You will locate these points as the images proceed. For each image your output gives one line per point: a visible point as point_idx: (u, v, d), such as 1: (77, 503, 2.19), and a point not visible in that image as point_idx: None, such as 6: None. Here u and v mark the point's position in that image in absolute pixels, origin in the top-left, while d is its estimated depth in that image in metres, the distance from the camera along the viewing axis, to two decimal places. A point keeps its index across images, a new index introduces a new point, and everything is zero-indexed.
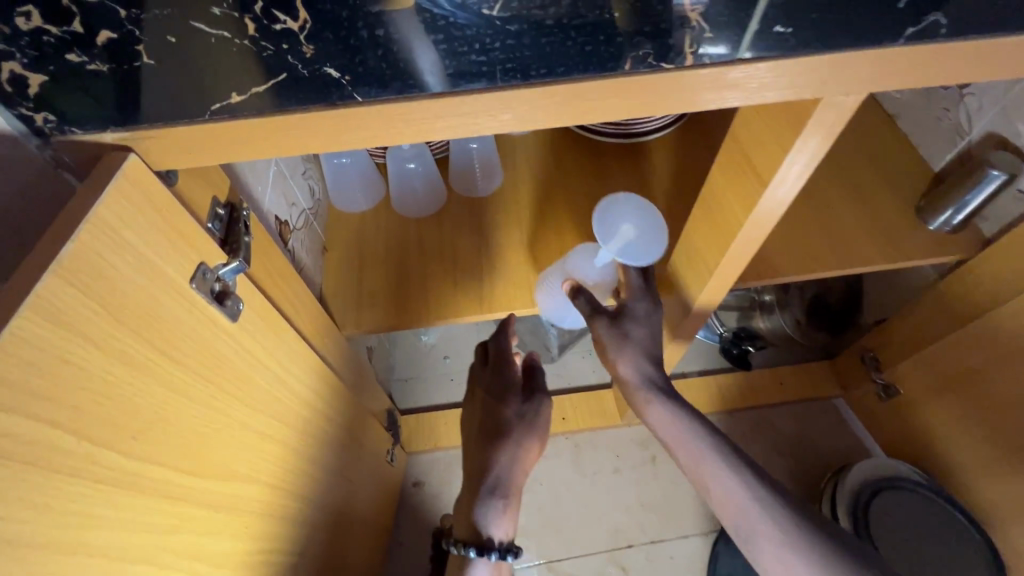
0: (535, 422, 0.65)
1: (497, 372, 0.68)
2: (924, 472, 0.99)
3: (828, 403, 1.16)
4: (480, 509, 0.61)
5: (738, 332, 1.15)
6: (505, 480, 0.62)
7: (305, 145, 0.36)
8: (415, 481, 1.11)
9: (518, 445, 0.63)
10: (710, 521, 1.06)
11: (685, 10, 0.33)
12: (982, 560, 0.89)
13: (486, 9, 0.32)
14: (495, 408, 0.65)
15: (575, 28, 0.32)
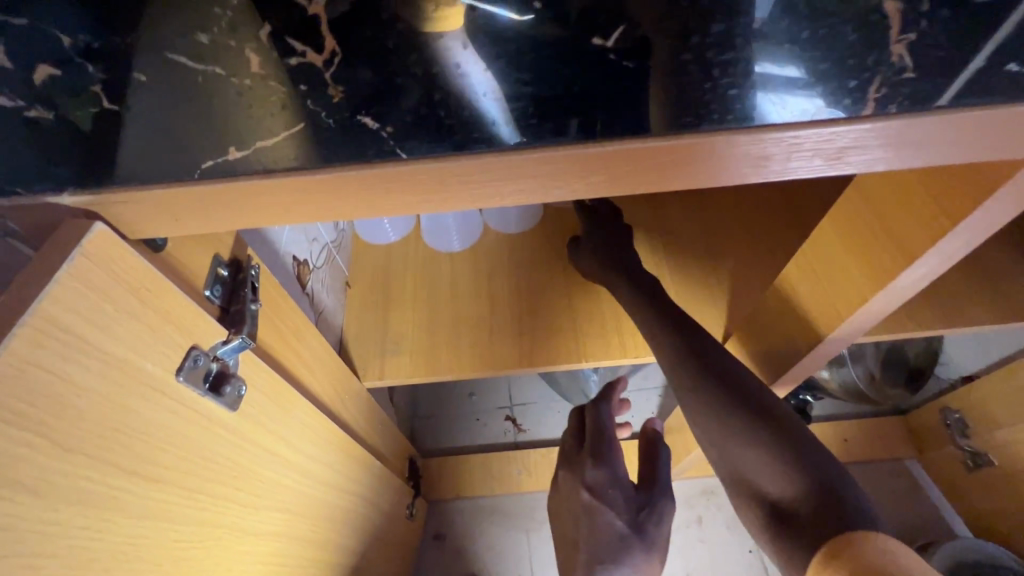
0: (654, 538, 0.57)
1: (598, 467, 0.60)
2: (1011, 551, 0.87)
3: (899, 464, 1.04)
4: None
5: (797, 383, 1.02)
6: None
7: (328, 210, 0.27)
8: (435, 532, 1.01)
9: (638, 572, 0.55)
10: None
11: (896, 43, 0.23)
12: None
13: (599, 39, 0.23)
14: (604, 518, 0.58)
15: (723, 67, 0.24)
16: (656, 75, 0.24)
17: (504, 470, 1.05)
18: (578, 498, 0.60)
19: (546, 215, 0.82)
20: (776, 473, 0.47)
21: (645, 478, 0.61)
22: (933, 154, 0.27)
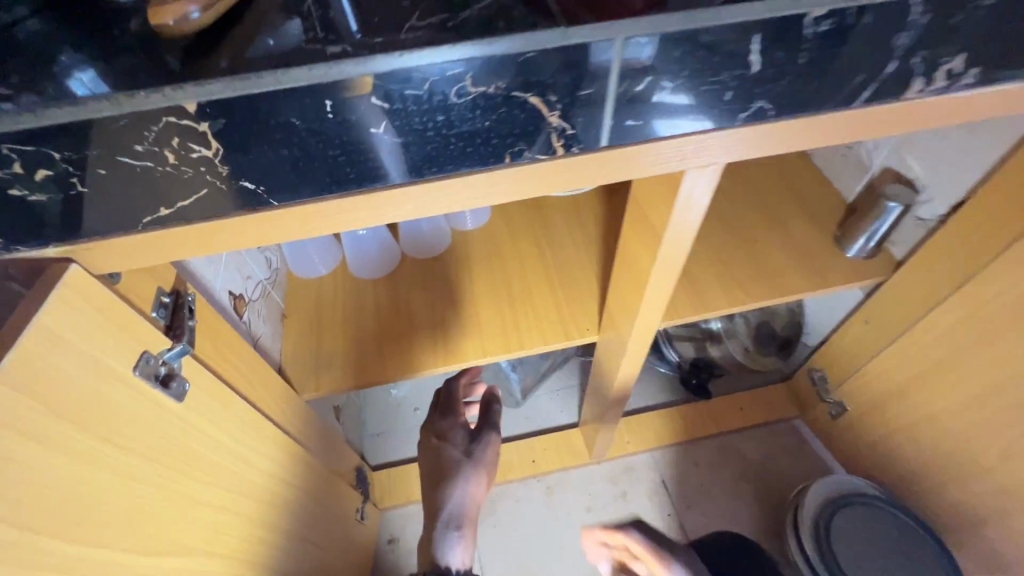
0: (482, 461, 0.77)
1: (444, 419, 0.81)
2: (878, 486, 1.02)
3: (787, 424, 1.20)
4: (436, 537, 0.73)
5: (695, 363, 1.17)
6: (453, 513, 0.74)
7: (232, 242, 0.42)
8: (389, 537, 1.11)
9: (466, 482, 0.76)
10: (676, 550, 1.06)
11: (552, 117, 0.37)
12: (938, 566, 0.90)
13: (375, 129, 0.36)
14: (446, 454, 0.78)
15: (456, 136, 0.37)
16: (419, 142, 0.37)
17: None
18: (428, 443, 0.80)
19: (454, 240, 0.97)
20: None
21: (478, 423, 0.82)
22: (624, 169, 0.43)
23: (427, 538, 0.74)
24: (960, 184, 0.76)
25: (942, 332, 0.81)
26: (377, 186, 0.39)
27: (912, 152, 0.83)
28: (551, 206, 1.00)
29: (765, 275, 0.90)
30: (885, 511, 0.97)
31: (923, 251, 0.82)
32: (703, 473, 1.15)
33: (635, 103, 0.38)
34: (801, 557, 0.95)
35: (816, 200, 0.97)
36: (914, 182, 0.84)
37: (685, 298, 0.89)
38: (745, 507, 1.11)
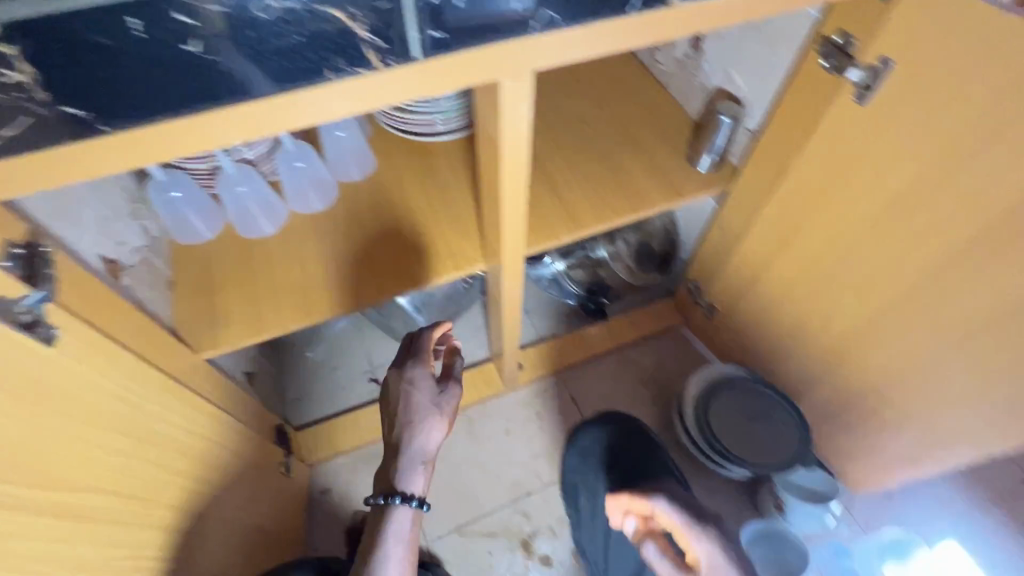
0: (448, 408, 0.85)
1: (415, 368, 0.85)
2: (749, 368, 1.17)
3: (675, 331, 1.34)
4: (400, 470, 0.81)
5: (589, 289, 1.32)
6: (420, 451, 0.82)
7: (72, 173, 0.45)
8: (322, 487, 1.15)
9: (435, 426, 0.83)
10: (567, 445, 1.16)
11: (360, 31, 0.42)
12: (789, 422, 1.08)
13: (190, 47, 0.40)
14: (415, 398, 0.83)
15: (272, 52, 0.42)
16: (237, 59, 0.41)
17: (372, 420, 1.21)
18: (397, 386, 0.85)
19: (342, 192, 1.00)
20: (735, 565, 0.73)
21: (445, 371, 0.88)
22: (443, 81, 0.49)
23: (391, 470, 0.81)
24: (770, 93, 0.89)
25: (769, 224, 0.95)
26: (206, 106, 0.43)
27: (736, 70, 0.94)
28: (435, 150, 1.04)
29: (628, 194, 1.00)
30: (751, 387, 1.12)
31: (753, 157, 0.95)
32: (605, 384, 1.28)
33: (435, 16, 0.43)
34: (687, 439, 1.13)
35: (670, 123, 1.08)
36: (738, 96, 0.96)
37: (562, 222, 0.98)
38: (641, 406, 1.26)
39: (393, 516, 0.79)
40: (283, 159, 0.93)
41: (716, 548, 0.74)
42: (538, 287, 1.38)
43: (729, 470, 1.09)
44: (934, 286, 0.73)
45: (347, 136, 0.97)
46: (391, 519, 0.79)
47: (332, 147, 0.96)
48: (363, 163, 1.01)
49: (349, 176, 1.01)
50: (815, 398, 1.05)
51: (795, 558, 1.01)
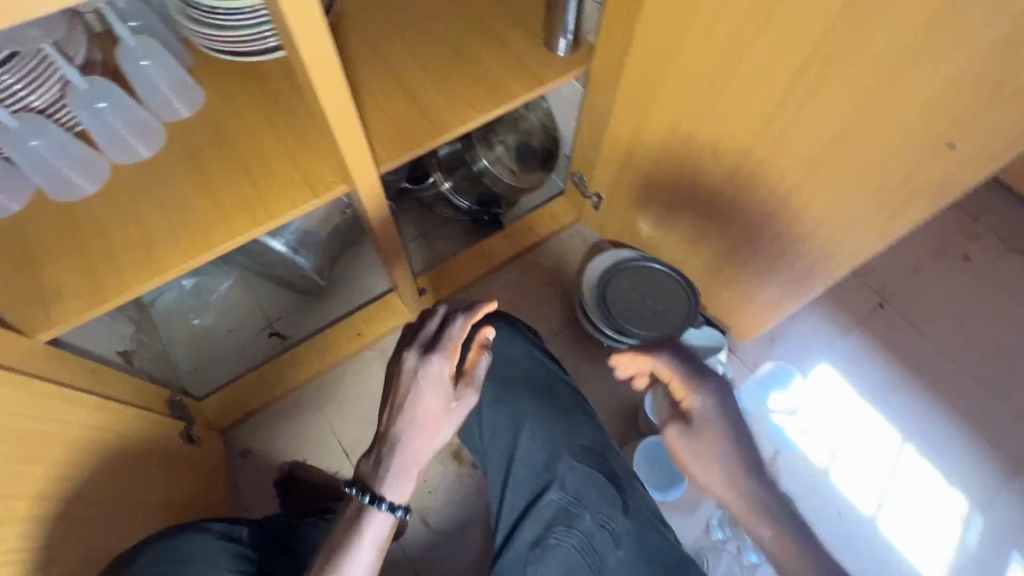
0: (457, 416, 0.75)
1: (435, 363, 0.73)
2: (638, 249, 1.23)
3: (571, 229, 1.36)
4: (388, 472, 0.70)
5: (481, 202, 1.27)
6: (414, 455, 0.72)
7: None
8: (242, 449, 1.12)
9: (442, 431, 0.73)
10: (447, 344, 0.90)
11: None
12: (680, 290, 1.15)
13: None
14: (428, 399, 0.72)
15: None
16: None
17: (280, 373, 1.16)
18: (406, 378, 0.73)
19: (171, 131, 0.88)
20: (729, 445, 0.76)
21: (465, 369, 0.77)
22: None
23: (376, 467, 0.71)
24: None
25: (629, 97, 0.95)
26: None
27: None
28: (271, 69, 0.93)
29: (487, 89, 0.95)
30: (643, 264, 1.19)
31: (604, 29, 0.93)
32: (512, 291, 1.30)
33: None
34: (592, 324, 1.17)
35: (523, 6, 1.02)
36: None
37: (423, 128, 0.92)
38: (550, 305, 1.29)
39: (370, 521, 0.69)
40: (79, 101, 0.79)
41: (713, 400, 0.80)
42: (435, 214, 1.35)
43: (631, 344, 1.15)
44: (773, 126, 0.76)
45: (154, 62, 0.84)
46: (370, 522, 0.69)
47: (141, 79, 0.84)
48: (187, 95, 0.88)
49: (178, 110, 0.88)
50: (699, 262, 1.12)
51: None
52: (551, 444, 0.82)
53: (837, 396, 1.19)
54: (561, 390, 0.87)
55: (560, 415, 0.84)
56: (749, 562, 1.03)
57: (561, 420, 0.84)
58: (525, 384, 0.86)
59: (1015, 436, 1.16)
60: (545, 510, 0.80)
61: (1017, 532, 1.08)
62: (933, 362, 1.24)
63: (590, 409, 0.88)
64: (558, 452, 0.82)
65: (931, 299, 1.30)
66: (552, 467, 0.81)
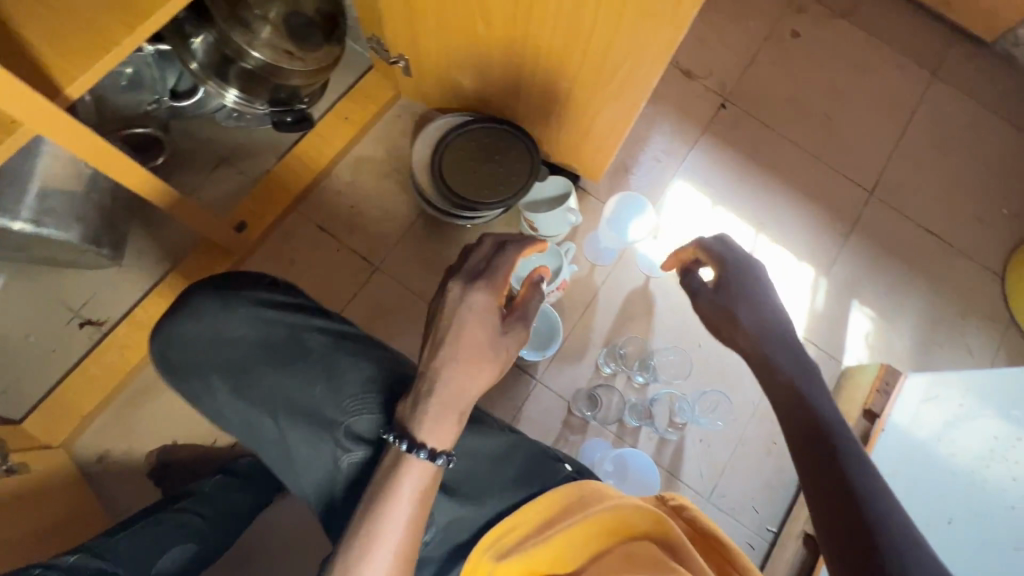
0: (510, 358, 0.55)
1: (481, 291, 0.54)
2: (470, 113, 1.11)
3: (397, 108, 1.21)
4: (424, 415, 0.51)
5: (277, 99, 1.08)
6: (458, 403, 0.52)
7: None
8: (98, 455, 0.99)
9: (488, 377, 0.53)
10: (172, 349, 0.61)
11: None
12: (516, 143, 1.06)
13: None
14: (475, 329, 0.53)
15: None
16: None
17: (103, 363, 0.98)
18: (448, 303, 0.54)
19: None
20: (756, 310, 0.63)
21: (518, 299, 0.57)
22: None
23: (409, 408, 0.52)
24: None
25: None
26: None
27: None
28: None
29: None
30: (475, 126, 1.08)
31: None
32: (350, 195, 1.16)
33: None
34: (435, 204, 1.08)
35: None
36: None
37: (115, 14, 0.68)
38: (396, 198, 1.16)
39: (399, 484, 0.50)
40: None
41: (743, 261, 0.67)
42: (226, 124, 1.13)
43: (485, 216, 1.08)
44: None
45: None
46: (397, 484, 0.50)
47: None
48: None
49: None
50: (528, 108, 1.02)
51: (552, 261, 1.03)
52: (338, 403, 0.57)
53: (693, 208, 1.21)
54: (313, 340, 0.60)
55: (319, 369, 0.58)
56: (639, 384, 1.09)
57: (324, 375, 0.58)
58: (271, 357, 0.59)
59: (849, 196, 1.24)
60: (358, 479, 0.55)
61: (855, 281, 1.20)
62: (777, 148, 1.26)
63: (384, 362, 0.59)
64: (331, 415, 0.57)
65: (768, 84, 1.29)
66: (331, 441, 0.56)
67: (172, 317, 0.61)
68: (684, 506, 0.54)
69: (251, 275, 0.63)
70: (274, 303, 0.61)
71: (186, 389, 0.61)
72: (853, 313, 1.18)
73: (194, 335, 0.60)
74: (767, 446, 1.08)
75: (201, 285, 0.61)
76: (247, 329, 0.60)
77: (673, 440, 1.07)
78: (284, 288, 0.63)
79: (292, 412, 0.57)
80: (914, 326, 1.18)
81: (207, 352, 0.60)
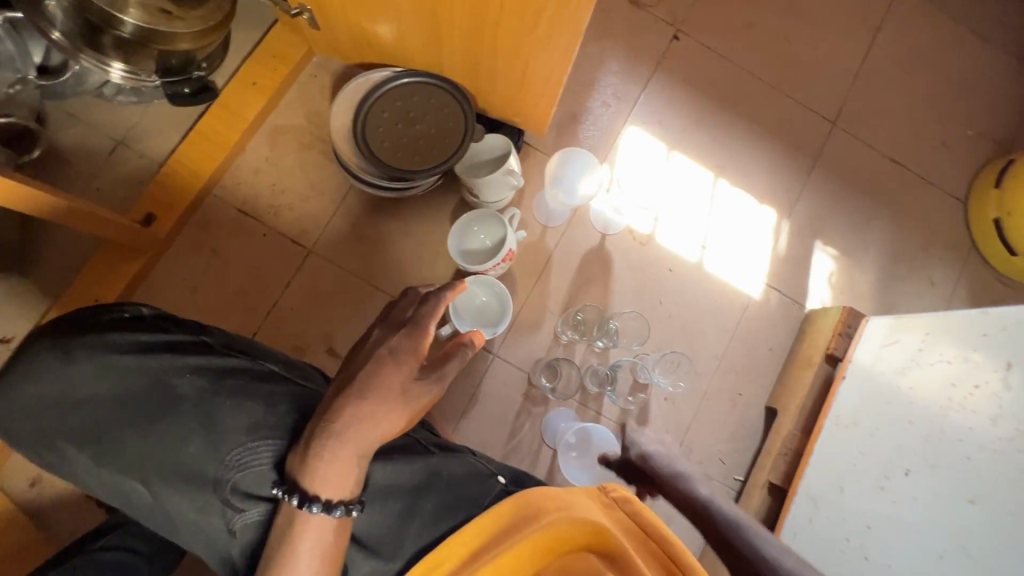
0: (415, 405, 0.47)
1: (401, 334, 0.49)
2: (393, 68, 0.99)
3: (313, 66, 1.07)
4: (319, 471, 0.44)
5: (168, 69, 0.92)
6: (348, 447, 0.45)
7: None
8: (29, 481, 0.92)
9: (381, 420, 0.45)
10: (16, 418, 0.52)
11: None
12: (446, 101, 0.96)
13: None
14: (385, 377, 0.46)
15: None
16: None
17: None
18: (364, 352, 0.48)
19: None
20: None
21: (443, 351, 0.50)
22: None
23: (301, 463, 0.46)
24: None
25: None
26: None
27: None
28: None
29: None
30: (400, 84, 0.97)
31: None
32: (271, 172, 1.04)
33: None
34: (365, 176, 0.98)
35: None
36: None
37: None
38: (323, 171, 1.05)
39: (300, 547, 0.45)
40: None
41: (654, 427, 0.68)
42: (117, 100, 0.99)
43: (422, 184, 0.99)
44: None
45: None
46: (298, 552, 0.45)
47: None
48: None
49: None
50: (456, 59, 0.90)
51: (496, 228, 0.96)
52: (221, 455, 0.51)
53: (646, 156, 1.12)
54: (185, 385, 0.53)
55: (194, 420, 0.51)
56: (600, 350, 1.05)
57: (202, 427, 0.51)
58: (136, 411, 0.52)
59: (811, 128, 1.17)
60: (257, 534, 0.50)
61: (818, 221, 1.15)
62: (735, 81, 1.17)
63: (273, 399, 0.53)
64: (214, 472, 0.50)
65: (723, 9, 1.18)
66: (217, 501, 0.50)
67: (12, 378, 0.52)
68: (624, 498, 0.51)
69: (103, 315, 0.55)
70: (133, 346, 0.53)
71: (45, 460, 0.53)
72: (816, 255, 1.14)
73: (41, 398, 0.52)
74: (732, 399, 1.07)
75: (43, 339, 0.53)
76: (102, 382, 0.52)
77: (638, 402, 1.04)
78: (147, 323, 0.55)
79: (168, 475, 0.51)
80: (877, 263, 1.15)
81: (60, 416, 0.52)
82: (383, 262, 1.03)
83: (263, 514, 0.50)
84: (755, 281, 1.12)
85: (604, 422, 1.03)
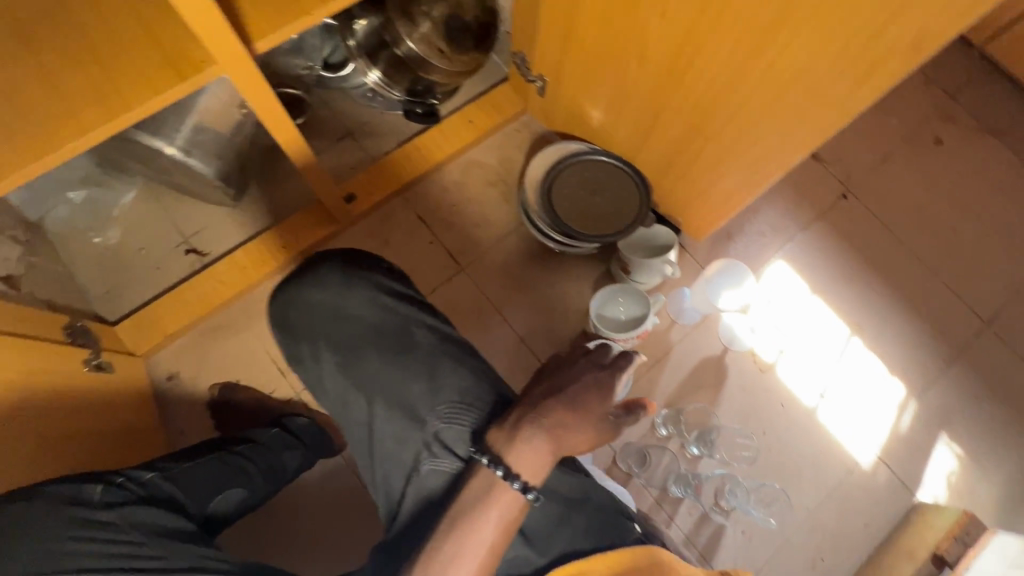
0: (596, 431, 0.55)
1: (603, 372, 0.57)
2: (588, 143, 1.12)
3: (520, 122, 1.24)
4: (523, 452, 0.51)
5: (413, 91, 1.12)
6: (549, 443, 0.52)
7: None
8: (167, 374, 1.04)
9: (574, 432, 0.53)
10: (295, 310, 0.67)
11: None
12: (632, 187, 1.07)
13: None
14: (588, 401, 0.55)
15: None
16: None
17: (200, 292, 1.04)
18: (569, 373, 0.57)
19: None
20: None
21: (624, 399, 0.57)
22: None
23: (507, 442, 0.52)
24: None
25: None
26: None
27: None
28: None
29: None
30: (595, 159, 1.10)
31: None
32: (455, 193, 1.19)
33: None
34: (542, 224, 1.09)
35: None
36: None
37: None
38: (498, 208, 1.18)
39: (487, 514, 0.50)
40: None
41: None
42: (362, 101, 1.20)
43: (580, 247, 1.08)
44: None
45: None
46: (472, 518, 0.50)
47: None
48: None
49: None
50: (653, 156, 1.02)
51: (637, 307, 1.03)
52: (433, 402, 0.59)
53: (789, 291, 1.16)
54: (422, 335, 0.63)
55: (421, 366, 0.61)
56: (692, 456, 1.05)
57: (426, 372, 0.61)
58: (380, 341, 0.63)
59: (961, 319, 1.16)
60: (436, 482, 0.57)
61: (949, 412, 1.11)
62: (891, 254, 1.20)
63: (483, 374, 0.61)
64: (423, 413, 0.59)
65: (900, 186, 1.24)
66: (419, 439, 0.58)
67: (306, 282, 0.67)
68: None
69: (378, 262, 0.69)
70: (393, 291, 0.66)
71: (302, 353, 0.66)
72: (939, 447, 1.09)
73: (320, 303, 0.66)
74: (813, 560, 1.01)
75: (338, 260, 0.68)
76: (365, 310, 0.65)
77: (716, 523, 1.01)
78: (403, 278, 0.69)
79: (388, 401, 0.60)
80: (1005, 479, 1.07)
81: (327, 323, 0.65)
82: (521, 301, 1.12)
83: (452, 467, 0.57)
84: (867, 449, 1.07)
85: (675, 529, 1.01)
